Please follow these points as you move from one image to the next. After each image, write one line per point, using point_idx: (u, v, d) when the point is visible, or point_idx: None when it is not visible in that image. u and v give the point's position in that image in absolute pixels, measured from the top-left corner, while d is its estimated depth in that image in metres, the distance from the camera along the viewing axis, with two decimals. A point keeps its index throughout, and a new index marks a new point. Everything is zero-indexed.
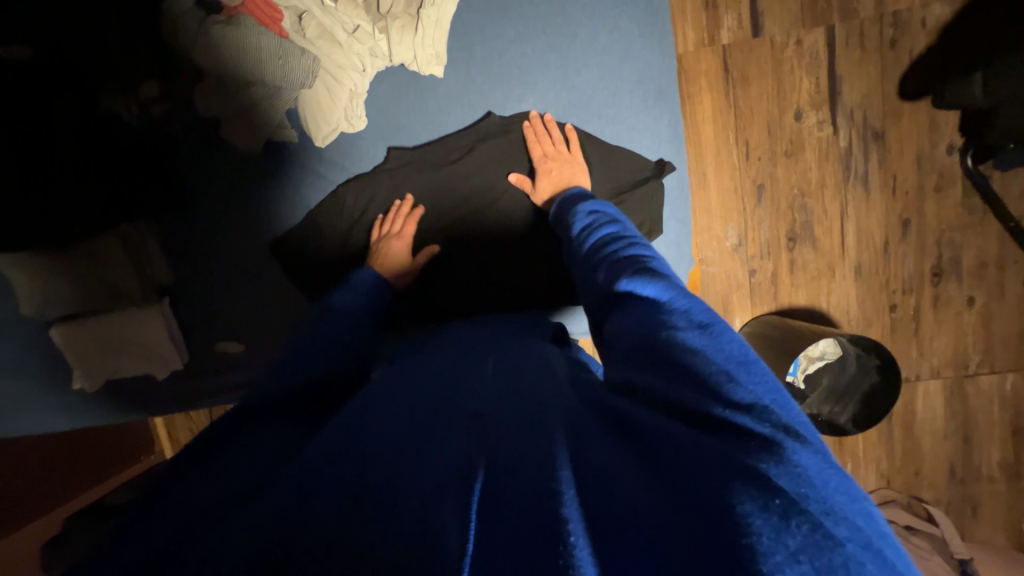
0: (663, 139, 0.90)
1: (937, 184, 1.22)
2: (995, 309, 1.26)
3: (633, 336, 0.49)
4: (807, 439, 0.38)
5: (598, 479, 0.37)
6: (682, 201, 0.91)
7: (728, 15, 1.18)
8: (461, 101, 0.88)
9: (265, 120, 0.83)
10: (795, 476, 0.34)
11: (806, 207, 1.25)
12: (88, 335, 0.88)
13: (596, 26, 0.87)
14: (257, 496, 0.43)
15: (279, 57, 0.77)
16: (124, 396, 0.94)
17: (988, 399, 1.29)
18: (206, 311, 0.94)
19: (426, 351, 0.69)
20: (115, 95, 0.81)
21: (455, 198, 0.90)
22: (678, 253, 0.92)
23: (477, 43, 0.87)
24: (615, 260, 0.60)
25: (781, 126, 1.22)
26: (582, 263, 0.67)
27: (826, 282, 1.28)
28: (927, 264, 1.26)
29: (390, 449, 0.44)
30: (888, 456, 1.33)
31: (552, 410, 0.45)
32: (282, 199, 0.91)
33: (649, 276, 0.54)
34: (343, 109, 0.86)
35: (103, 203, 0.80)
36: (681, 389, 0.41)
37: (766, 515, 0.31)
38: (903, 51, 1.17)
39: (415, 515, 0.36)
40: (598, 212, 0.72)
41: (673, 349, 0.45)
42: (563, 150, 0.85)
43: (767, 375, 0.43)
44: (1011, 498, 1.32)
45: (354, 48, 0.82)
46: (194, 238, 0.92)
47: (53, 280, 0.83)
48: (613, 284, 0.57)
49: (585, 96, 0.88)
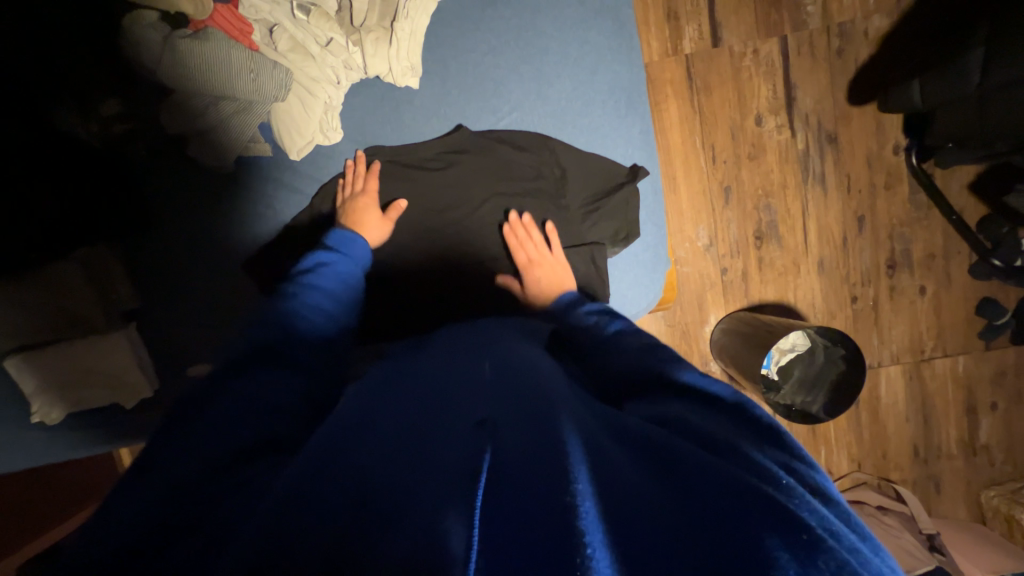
0: (636, 146, 0.93)
1: (886, 182, 1.31)
2: (944, 296, 1.35)
3: (658, 405, 0.51)
4: (831, 498, 0.41)
5: (627, 498, 0.38)
6: (657, 205, 0.94)
7: (689, 26, 1.24)
8: (437, 113, 0.89)
9: (236, 135, 0.81)
10: (823, 522, 0.37)
11: (770, 207, 1.31)
12: (49, 366, 0.82)
13: (567, 39, 0.89)
14: (244, 514, 0.42)
15: (251, 71, 0.76)
16: (88, 430, 0.88)
17: (943, 381, 1.38)
18: (174, 331, 0.89)
19: (402, 370, 0.67)
20: (71, 111, 0.78)
21: (434, 203, 0.88)
22: (655, 256, 0.95)
23: (451, 56, 0.87)
24: (638, 346, 0.62)
25: (744, 131, 1.28)
26: (597, 347, 0.66)
27: (792, 278, 1.34)
28: (882, 257, 1.34)
29: (394, 466, 0.44)
30: (858, 442, 1.40)
31: (566, 418, 0.46)
32: (243, 211, 0.87)
33: (670, 359, 0.57)
34: (318, 121, 0.84)
35: (64, 227, 0.78)
36: (711, 437, 0.44)
37: (792, 548, 0.33)
38: (849, 60, 1.25)
39: (423, 521, 0.36)
40: (608, 310, 0.73)
41: (702, 414, 0.47)
42: (547, 253, 0.84)
43: (787, 438, 0.45)
44: (969, 473, 1.41)
45: (328, 61, 0.82)
46: (161, 259, 0.87)
47: (10, 310, 0.78)
48: (638, 367, 0.58)
49: (560, 106, 0.90)
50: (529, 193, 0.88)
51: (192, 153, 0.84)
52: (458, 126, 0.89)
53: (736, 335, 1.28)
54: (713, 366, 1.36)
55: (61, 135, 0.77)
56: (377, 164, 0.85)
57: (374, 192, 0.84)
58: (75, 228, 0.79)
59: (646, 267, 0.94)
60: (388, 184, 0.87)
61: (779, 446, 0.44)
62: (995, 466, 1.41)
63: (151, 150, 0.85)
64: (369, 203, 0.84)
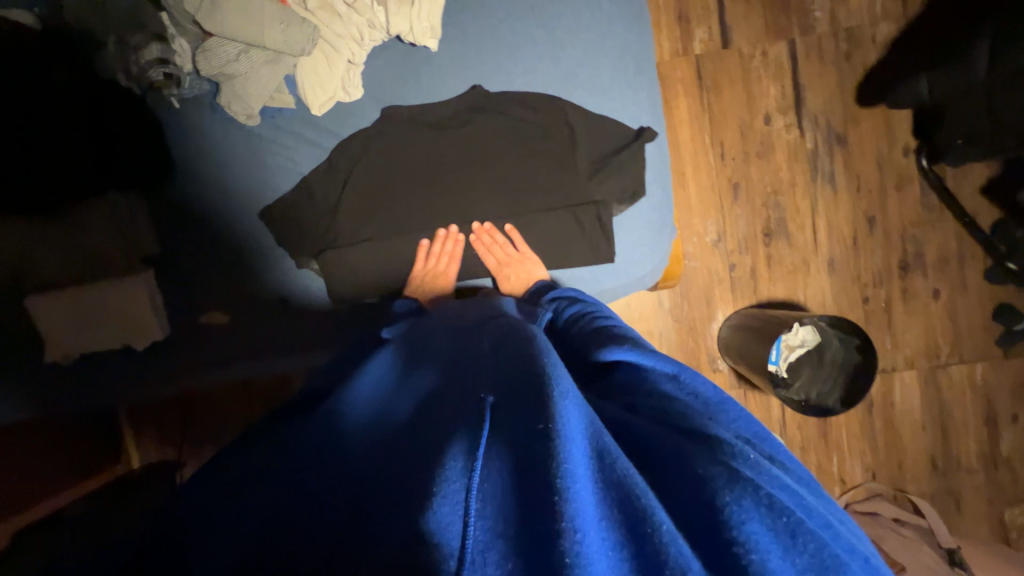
0: (644, 111, 0.92)
1: (897, 183, 1.31)
2: (959, 301, 1.33)
3: (631, 389, 0.54)
4: (790, 467, 0.45)
5: (615, 475, 0.38)
6: (664, 168, 0.93)
7: (700, 28, 1.28)
8: (454, 73, 0.91)
9: (262, 86, 0.83)
10: (798, 500, 0.39)
11: (779, 204, 1.32)
12: (66, 304, 0.85)
13: (584, 8, 0.91)
14: (250, 516, 0.49)
15: (281, 22, 0.79)
16: (91, 378, 0.89)
17: (960, 390, 1.34)
18: (188, 282, 0.90)
19: (413, 357, 0.69)
20: (115, 56, 0.83)
21: (444, 162, 0.89)
22: (661, 218, 0.94)
23: (470, 23, 0.90)
24: (589, 334, 0.67)
25: (753, 129, 1.30)
26: (564, 340, 0.71)
27: (802, 276, 1.33)
28: (894, 258, 1.33)
29: (391, 470, 0.48)
30: (872, 451, 1.35)
31: (559, 384, 0.45)
32: (263, 165, 0.90)
33: (615, 339, 0.63)
34: (340, 78, 0.87)
35: (98, 171, 0.86)
36: (684, 421, 0.46)
37: (773, 533, 0.36)
38: (857, 63, 1.28)
39: (412, 516, 0.40)
40: (582, 296, 0.79)
41: (671, 399, 0.50)
42: (513, 252, 0.90)
43: (748, 417, 0.49)
44: (991, 490, 1.34)
45: (353, 19, 0.84)
46: (182, 209, 0.89)
47: (41, 246, 0.84)
48: (590, 351, 0.64)
49: (574, 70, 0.91)
50: (540, 150, 0.90)
51: (221, 104, 0.86)
52: (473, 86, 0.90)
53: (743, 331, 1.26)
54: (721, 364, 1.34)
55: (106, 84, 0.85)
56: (462, 239, 0.91)
57: (454, 266, 0.91)
58: (104, 174, 0.86)
59: (652, 229, 0.92)
60: (400, 143, 0.89)
61: (743, 423, 0.48)
62: (1019, 483, 1.34)
63: (183, 102, 0.88)
64: (445, 276, 0.91)
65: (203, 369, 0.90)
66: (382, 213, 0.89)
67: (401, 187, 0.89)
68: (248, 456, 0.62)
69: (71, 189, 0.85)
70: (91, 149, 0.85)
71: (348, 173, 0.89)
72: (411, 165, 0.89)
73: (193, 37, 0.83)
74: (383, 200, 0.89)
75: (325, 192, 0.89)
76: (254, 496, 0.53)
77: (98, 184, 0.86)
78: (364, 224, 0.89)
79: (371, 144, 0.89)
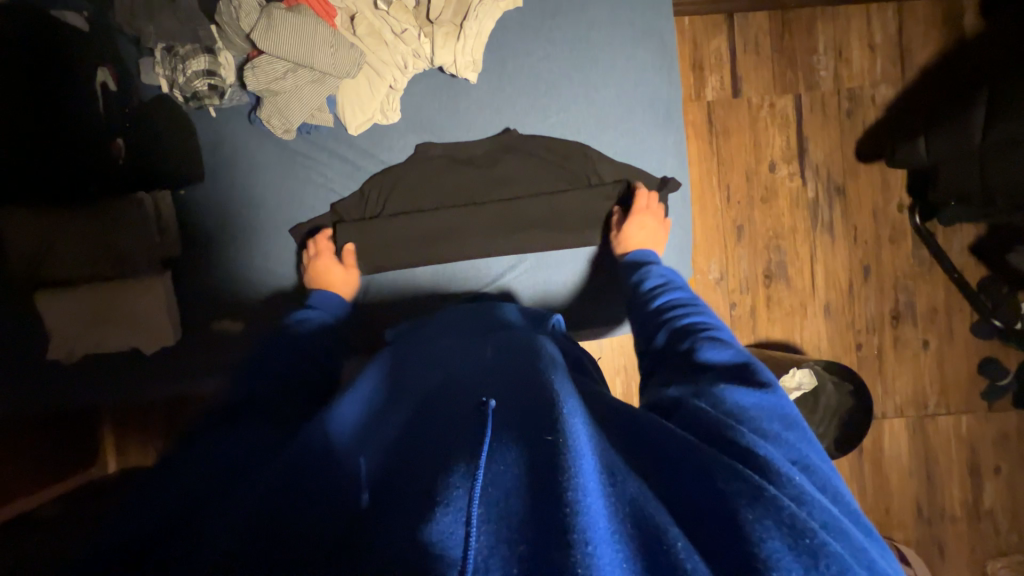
0: (668, 155, 0.96)
1: (891, 236, 1.37)
2: (947, 352, 1.38)
3: (697, 392, 0.55)
4: (832, 487, 0.47)
5: (628, 492, 0.40)
6: (685, 211, 0.96)
7: (712, 76, 1.35)
8: (490, 106, 0.94)
9: (305, 104, 0.85)
10: (830, 518, 0.41)
11: (780, 249, 1.37)
12: (80, 300, 0.88)
13: (617, 49, 0.94)
14: (233, 497, 0.48)
15: (330, 45, 0.81)
16: (102, 372, 0.91)
17: (947, 439, 1.37)
18: (207, 285, 0.91)
19: (417, 368, 0.68)
20: (161, 66, 0.84)
21: (471, 187, 0.92)
22: (680, 259, 0.97)
23: (508, 58, 0.94)
24: (681, 331, 0.68)
25: (758, 175, 1.36)
26: (641, 323, 0.76)
27: (799, 318, 1.37)
28: (887, 307, 1.37)
29: (396, 473, 0.47)
30: (861, 494, 1.37)
31: (568, 406, 0.47)
32: (295, 177, 0.92)
33: (712, 343, 0.64)
34: (379, 102, 0.90)
35: (137, 167, 0.89)
36: (724, 433, 0.48)
37: (795, 552, 0.36)
38: (858, 121, 1.36)
39: (406, 522, 0.38)
40: (672, 278, 0.80)
41: (730, 408, 0.52)
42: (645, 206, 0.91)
43: (796, 440, 0.50)
44: (973, 540, 1.37)
45: (399, 48, 0.87)
46: (209, 214, 0.91)
47: (69, 236, 0.87)
48: (678, 349, 0.66)
49: (603, 108, 0.95)
50: (565, 187, 0.93)
51: (262, 118, 0.87)
52: (507, 127, 0.94)
53: None
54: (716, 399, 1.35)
55: (146, 88, 0.89)
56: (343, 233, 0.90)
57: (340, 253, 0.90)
58: (140, 170, 0.89)
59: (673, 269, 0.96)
60: (434, 174, 0.92)
61: (795, 449, 0.49)
62: (1000, 534, 1.37)
63: (220, 112, 0.89)
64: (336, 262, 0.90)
65: (211, 369, 0.91)
66: (411, 240, 0.92)
67: (427, 211, 0.92)
68: (228, 430, 0.61)
69: (111, 184, 0.88)
70: (132, 146, 0.89)
71: (384, 199, 0.92)
72: (438, 192, 0.92)
73: (237, 51, 0.84)
74: (406, 222, 0.91)
75: (352, 208, 0.92)
76: (241, 490, 0.48)
77: (133, 181, 0.89)
78: (392, 250, 0.93)
79: (403, 170, 0.92)
